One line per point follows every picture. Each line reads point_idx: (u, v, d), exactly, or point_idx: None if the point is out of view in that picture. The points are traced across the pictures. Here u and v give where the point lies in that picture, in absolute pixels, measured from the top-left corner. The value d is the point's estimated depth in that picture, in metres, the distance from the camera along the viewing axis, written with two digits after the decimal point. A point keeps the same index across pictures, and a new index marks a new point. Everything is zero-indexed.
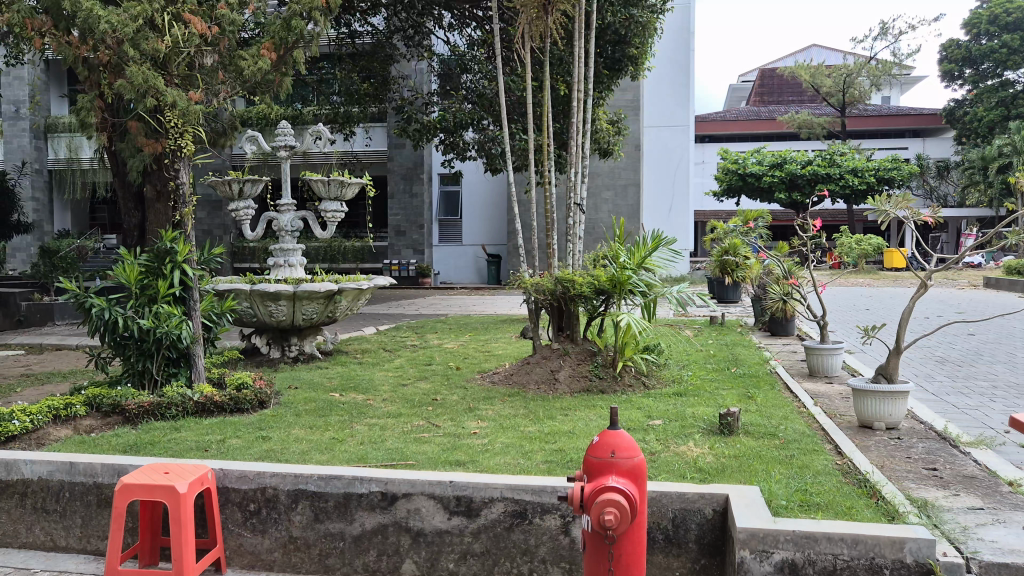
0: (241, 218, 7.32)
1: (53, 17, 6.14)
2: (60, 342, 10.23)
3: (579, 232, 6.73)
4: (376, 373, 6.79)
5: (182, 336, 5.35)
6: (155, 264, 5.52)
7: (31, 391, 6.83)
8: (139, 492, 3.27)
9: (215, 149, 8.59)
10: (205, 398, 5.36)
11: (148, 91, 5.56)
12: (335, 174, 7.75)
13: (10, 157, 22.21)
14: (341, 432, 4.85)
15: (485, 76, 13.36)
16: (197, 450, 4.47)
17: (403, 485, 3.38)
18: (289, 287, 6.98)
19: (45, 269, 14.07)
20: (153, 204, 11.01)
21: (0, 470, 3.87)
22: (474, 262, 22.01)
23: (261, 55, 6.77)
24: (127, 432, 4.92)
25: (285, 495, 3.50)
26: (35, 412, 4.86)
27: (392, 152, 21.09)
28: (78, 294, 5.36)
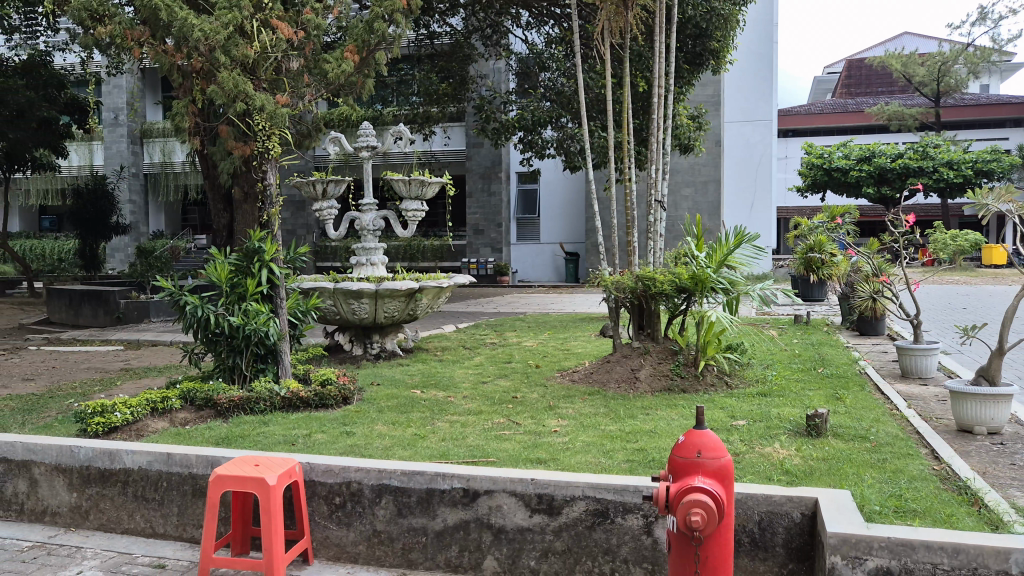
0: (324, 218, 7.48)
1: (150, 27, 6.34)
2: (155, 338, 10.66)
3: (660, 229, 6.64)
4: (456, 370, 6.86)
5: (269, 333, 5.51)
6: (244, 263, 5.71)
7: (129, 386, 7.13)
8: (231, 483, 3.38)
9: (301, 150, 8.83)
10: (291, 394, 5.50)
11: (238, 96, 5.75)
12: (416, 174, 7.84)
13: (110, 162, 23.27)
14: (423, 429, 4.91)
15: (564, 74, 13.45)
16: (286, 444, 4.60)
17: (484, 483, 3.41)
18: (371, 285, 7.10)
19: (142, 269, 14.67)
20: (240, 205, 11.49)
21: (104, 459, 4.06)
22: (552, 261, 22.01)
23: (344, 58, 6.95)
24: (219, 425, 5.10)
25: (369, 490, 3.57)
26: (135, 404, 5.10)
27: (470, 151, 21.30)
28: (173, 293, 5.59)
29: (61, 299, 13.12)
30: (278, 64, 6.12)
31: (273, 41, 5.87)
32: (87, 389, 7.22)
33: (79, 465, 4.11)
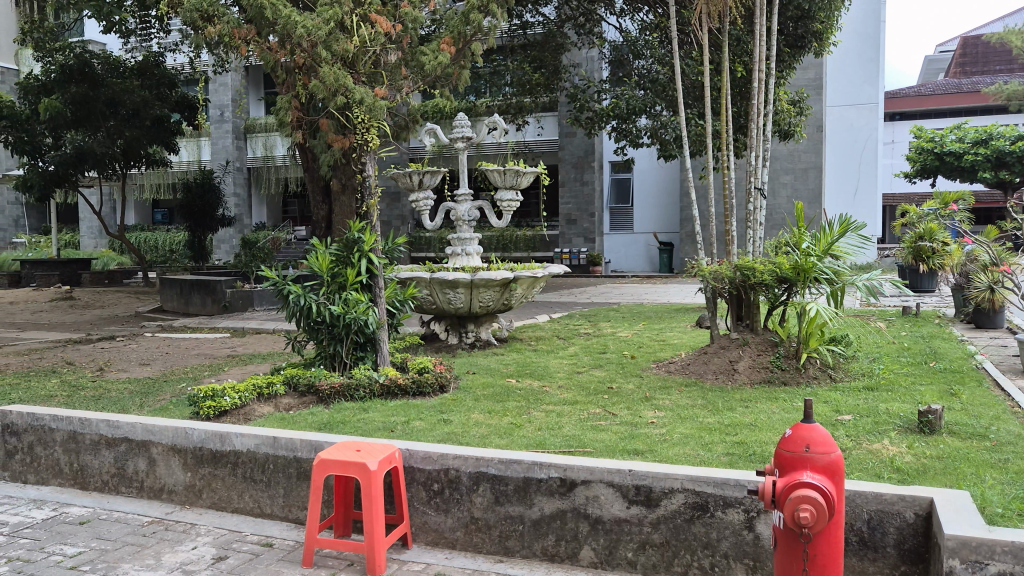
0: (420, 209, 7.59)
1: (255, 26, 6.54)
2: (259, 326, 11.07)
3: (759, 218, 6.46)
4: (551, 360, 6.87)
5: (369, 322, 5.64)
6: (345, 253, 5.87)
7: (236, 372, 7.45)
8: (335, 467, 3.48)
9: (398, 142, 9.02)
10: (389, 381, 5.62)
11: (339, 90, 5.88)
12: (511, 164, 7.86)
13: (216, 157, 24.24)
14: (519, 418, 4.94)
15: (658, 61, 13.29)
16: (385, 431, 4.70)
17: (581, 473, 3.39)
18: (466, 275, 7.18)
19: (246, 259, 15.25)
20: (339, 197, 11.84)
21: (215, 442, 4.25)
22: (645, 251, 21.73)
23: (441, 49, 7.02)
24: (321, 411, 5.25)
25: (468, 477, 3.61)
26: (242, 389, 5.31)
27: (563, 141, 21.30)
28: (277, 283, 5.79)
29: (173, 288, 13.81)
30: (377, 58, 6.22)
31: (372, 35, 5.96)
32: (198, 374, 7.59)
33: (193, 446, 4.31)
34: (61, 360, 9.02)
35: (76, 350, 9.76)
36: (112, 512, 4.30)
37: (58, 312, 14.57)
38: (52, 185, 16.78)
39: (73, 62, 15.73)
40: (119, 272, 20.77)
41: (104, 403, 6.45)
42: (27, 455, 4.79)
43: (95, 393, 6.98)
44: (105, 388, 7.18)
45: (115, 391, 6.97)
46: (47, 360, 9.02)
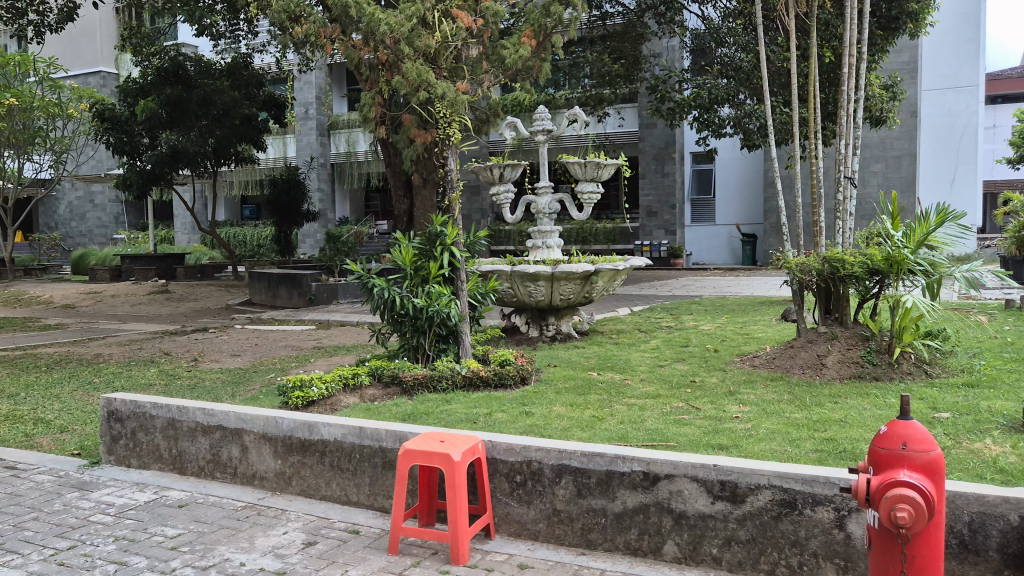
0: (501, 202, 7.61)
1: (340, 24, 6.68)
2: (344, 319, 11.31)
3: (849, 208, 6.26)
4: (633, 354, 6.80)
5: (451, 315, 5.69)
6: (427, 247, 5.96)
7: (322, 363, 7.64)
8: (419, 457, 3.55)
9: (479, 135, 9.09)
10: (471, 373, 5.67)
11: (421, 86, 5.94)
12: (591, 156, 7.82)
13: (301, 153, 24.90)
14: (601, 411, 4.92)
15: (741, 48, 13.06)
16: (468, 422, 4.76)
17: (666, 467, 3.36)
18: (547, 268, 7.19)
19: (331, 253, 15.61)
20: (420, 192, 12.01)
21: (303, 431, 4.38)
22: (728, 243, 21.32)
23: (521, 43, 7.03)
24: (405, 402, 5.34)
25: (550, 469, 3.62)
26: (329, 380, 5.44)
27: (643, 132, 21.11)
28: (362, 276, 5.92)
29: (261, 281, 14.24)
30: (458, 53, 6.26)
31: (454, 30, 6.00)
32: (286, 364, 7.82)
33: (283, 435, 4.45)
34: (158, 351, 9.42)
35: (172, 341, 10.20)
36: (208, 496, 4.48)
37: (155, 305, 15.21)
38: (149, 183, 17.25)
39: (167, 64, 16.53)
40: (210, 266, 21.55)
41: (199, 391, 6.73)
42: (129, 440, 5.03)
43: (190, 382, 7.27)
44: (199, 377, 7.48)
45: (209, 381, 7.26)
46: (146, 351, 9.44)
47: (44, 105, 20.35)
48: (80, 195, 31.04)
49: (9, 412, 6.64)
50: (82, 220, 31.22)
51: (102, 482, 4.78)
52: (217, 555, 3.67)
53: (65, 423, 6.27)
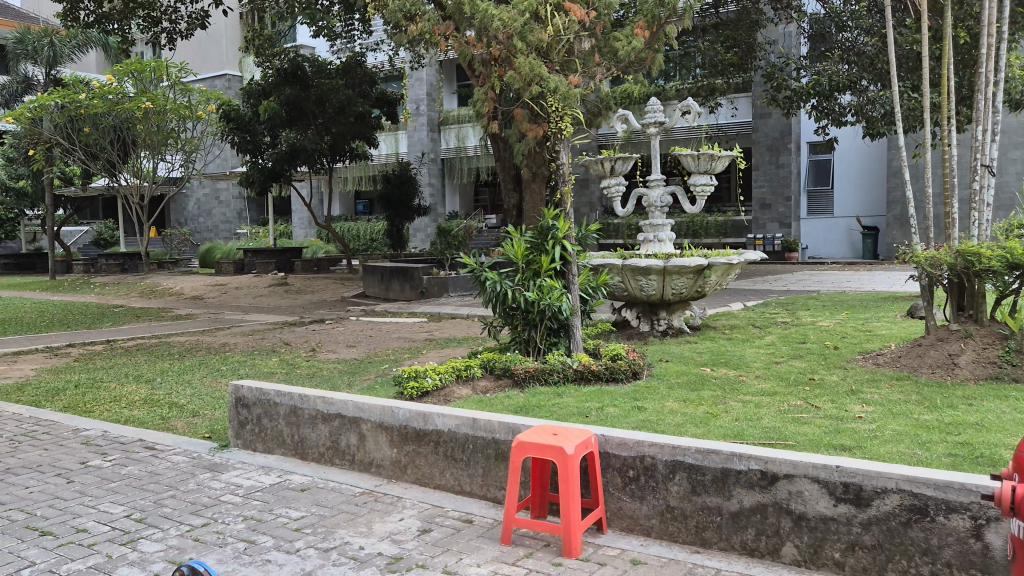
0: (612, 196, 7.56)
1: (454, 21, 6.80)
2: (454, 311, 11.52)
3: (985, 198, 5.90)
4: (748, 350, 6.63)
5: (563, 308, 5.71)
6: (539, 241, 5.99)
7: (434, 355, 7.80)
8: (533, 449, 3.58)
9: (591, 129, 9.10)
10: (583, 366, 5.67)
11: (534, 80, 5.97)
12: (706, 148, 7.66)
13: (413, 149, 25.47)
14: (716, 407, 4.83)
15: (865, 31, 12.55)
16: (580, 415, 4.75)
17: (785, 466, 3.26)
18: (659, 261, 7.12)
19: (442, 247, 15.83)
20: (529, 185, 12.09)
21: (419, 421, 4.48)
22: (847, 236, 20.47)
23: (635, 34, 6.96)
24: (516, 394, 5.38)
25: (664, 465, 3.58)
26: (443, 371, 5.54)
27: (757, 123, 20.68)
28: (475, 269, 6.03)
29: (374, 275, 14.65)
30: (570, 46, 6.25)
31: (566, 24, 5.99)
32: (399, 356, 8.03)
33: (399, 424, 4.57)
34: (279, 341, 9.85)
35: (292, 331, 10.64)
36: (328, 481, 4.65)
37: (275, 297, 15.90)
38: (269, 181, 17.94)
39: (286, 65, 17.29)
40: (327, 260, 22.35)
41: (318, 381, 7.00)
42: (255, 425, 5.28)
43: (309, 371, 7.58)
44: (318, 367, 7.78)
45: (327, 370, 7.54)
46: (268, 341, 9.89)
47: (176, 107, 21.59)
48: (207, 192, 32.81)
49: (148, 396, 7.10)
50: (209, 216, 33.03)
51: (231, 464, 5.04)
52: (338, 538, 3.81)
53: (197, 408, 6.64)
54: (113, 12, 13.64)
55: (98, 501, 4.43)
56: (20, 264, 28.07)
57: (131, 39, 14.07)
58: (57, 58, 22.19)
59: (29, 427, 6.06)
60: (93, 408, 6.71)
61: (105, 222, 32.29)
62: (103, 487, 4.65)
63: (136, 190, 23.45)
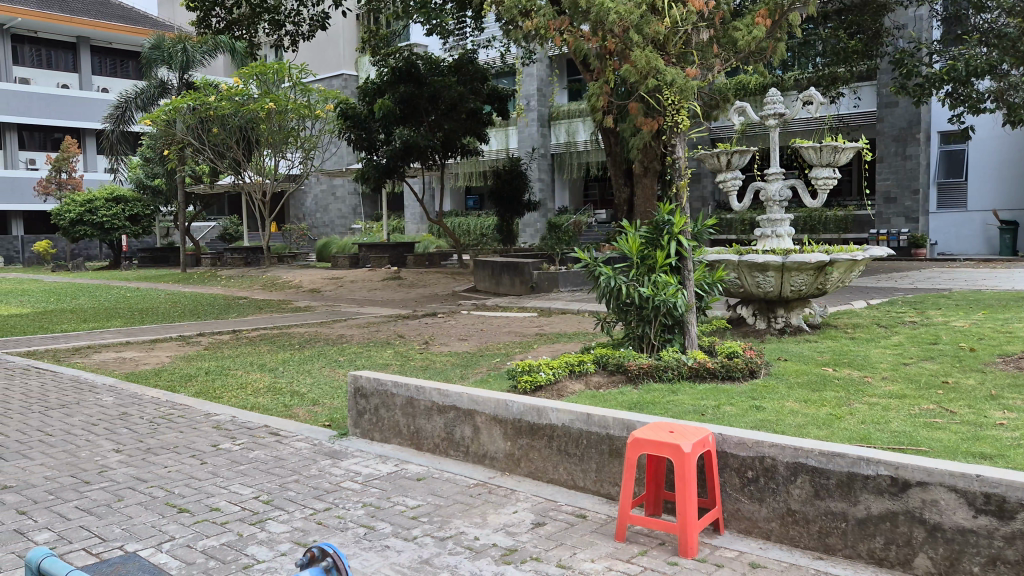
0: (728, 190, 7.36)
1: (569, 15, 6.83)
2: (565, 307, 11.53)
3: None
4: (874, 350, 6.35)
5: (678, 304, 5.63)
6: (654, 236, 5.94)
7: (546, 349, 7.83)
8: (649, 446, 3.55)
9: (708, 121, 8.93)
10: (698, 364, 5.56)
11: (650, 73, 5.92)
12: (829, 140, 7.37)
13: (523, 144, 25.65)
14: (840, 409, 4.65)
15: (1006, 12, 11.80)
16: (696, 414, 4.67)
17: (917, 473, 3.11)
18: (777, 258, 6.92)
19: (553, 243, 15.87)
20: (641, 180, 11.96)
21: (532, 415, 4.51)
22: (982, 231, 19.33)
23: (755, 23, 6.80)
24: (630, 391, 5.34)
25: (785, 467, 3.48)
26: (556, 366, 5.57)
27: (882, 113, 19.83)
28: (589, 264, 6.03)
29: (486, 269, 14.84)
30: (687, 38, 6.15)
31: (684, 14, 5.89)
32: (510, 350, 8.11)
33: (513, 418, 4.61)
34: (394, 333, 10.12)
35: (407, 324, 10.90)
36: (443, 472, 4.74)
37: (389, 290, 16.32)
38: (384, 177, 18.32)
39: (401, 64, 17.75)
40: (438, 255, 22.79)
41: (432, 373, 7.15)
42: (373, 415, 5.43)
43: (423, 363, 7.75)
44: (431, 360, 7.94)
45: (440, 363, 7.70)
46: (384, 333, 10.16)
47: (297, 107, 22.46)
48: (324, 188, 33.98)
49: (272, 384, 7.44)
50: (325, 212, 34.23)
51: (350, 452, 5.21)
52: (454, 528, 3.88)
53: (317, 397, 6.90)
54: (241, 18, 14.33)
55: (229, 482, 4.67)
56: (153, 258, 29.89)
57: (257, 43, 14.73)
58: (190, 62, 23.54)
59: (165, 410, 6.45)
60: (222, 394, 7.08)
61: (231, 218, 33.96)
62: (234, 470, 4.89)
63: (259, 187, 24.51)
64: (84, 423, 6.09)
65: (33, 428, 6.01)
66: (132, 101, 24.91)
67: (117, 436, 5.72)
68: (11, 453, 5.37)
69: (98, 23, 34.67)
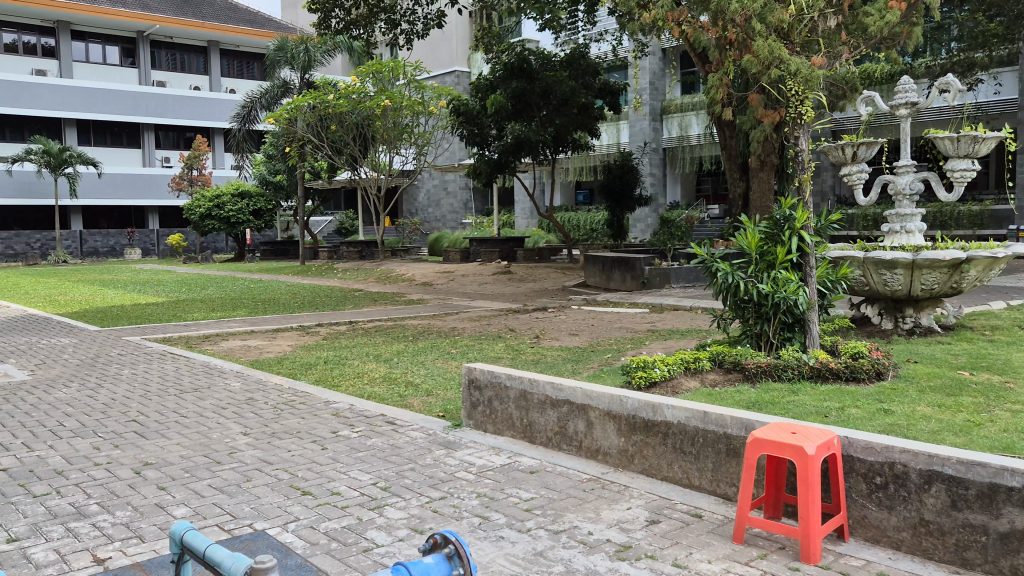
0: (853, 184, 7.07)
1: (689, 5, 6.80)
2: (677, 303, 11.34)
3: None
4: (1015, 353, 5.97)
5: (799, 302, 5.45)
6: (774, 231, 5.77)
7: (658, 346, 7.75)
8: (769, 447, 3.45)
9: (833, 112, 8.65)
10: (820, 364, 5.35)
11: (774, 63, 5.79)
12: (967, 130, 6.96)
13: (635, 138, 25.41)
14: (978, 415, 4.38)
15: None
16: (819, 415, 4.50)
17: None
18: (907, 254, 6.60)
19: (665, 238, 15.70)
20: (757, 174, 11.57)
21: (647, 411, 4.45)
22: None
23: (889, 8, 6.52)
24: (748, 389, 5.20)
25: (918, 474, 3.31)
26: (671, 363, 5.50)
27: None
28: (706, 260, 5.91)
29: (596, 265, 14.75)
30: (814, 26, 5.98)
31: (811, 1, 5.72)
32: (622, 345, 8.05)
33: (627, 414, 4.57)
34: (505, 327, 10.22)
35: (517, 318, 10.99)
36: (556, 466, 4.75)
37: (499, 284, 16.49)
38: (495, 171, 18.58)
39: (514, 60, 17.94)
40: (548, 250, 22.82)
41: (544, 367, 7.18)
42: (487, 407, 5.50)
43: (534, 357, 7.80)
44: (541, 353, 7.98)
45: (551, 357, 7.73)
46: (495, 326, 10.27)
47: (411, 104, 23.00)
48: (436, 183, 34.55)
49: (387, 373, 7.66)
50: (437, 206, 34.89)
51: (464, 443, 5.29)
52: (568, 522, 3.88)
53: (431, 387, 7.04)
54: (358, 18, 14.76)
55: (349, 468, 4.82)
56: (275, 251, 31.23)
57: (374, 42, 15.13)
58: (312, 62, 24.47)
59: (289, 396, 6.74)
60: (340, 383, 7.34)
61: (347, 213, 35.12)
62: (353, 456, 5.06)
63: (374, 183, 25.11)
64: (215, 406, 6.44)
65: (170, 409, 6.39)
66: (257, 101, 26.00)
67: (244, 420, 6.01)
68: (150, 432, 5.72)
69: (226, 27, 36.40)
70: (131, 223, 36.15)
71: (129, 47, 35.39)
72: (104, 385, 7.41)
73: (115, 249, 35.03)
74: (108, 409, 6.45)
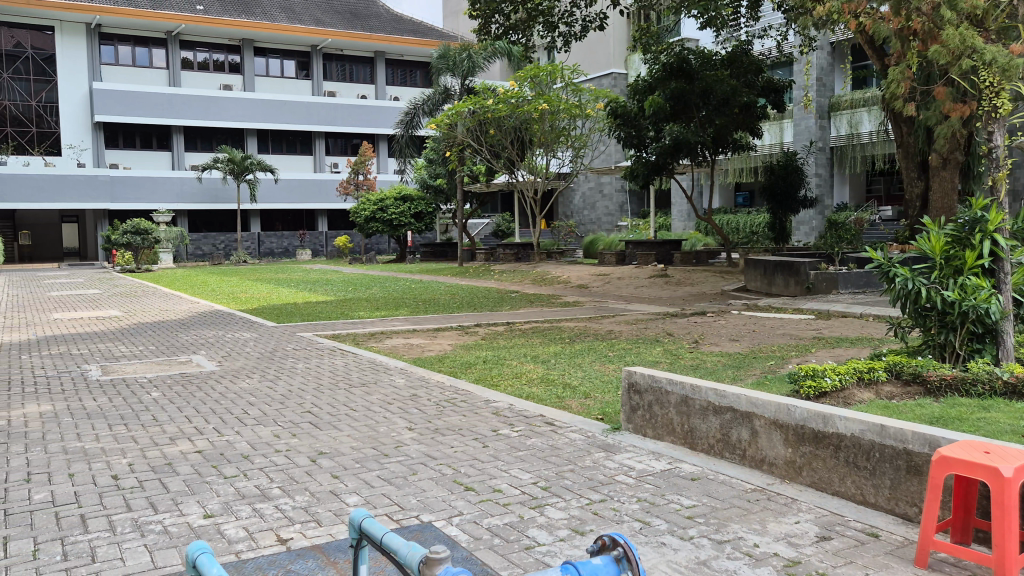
0: None
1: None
2: (846, 308, 10.78)
3: None
4: None
5: (992, 310, 5.02)
6: (961, 234, 5.38)
7: (826, 354, 7.38)
8: (958, 467, 3.21)
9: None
10: (1015, 379, 4.90)
11: (966, 53, 5.44)
12: None
13: (799, 138, 24.45)
14: None
15: None
16: (1015, 434, 4.14)
17: None
18: None
19: (832, 241, 14.95)
20: (938, 172, 10.83)
21: (818, 421, 4.25)
22: None
23: None
24: (930, 403, 4.87)
25: None
26: (844, 372, 5.21)
27: None
28: (883, 264, 5.56)
29: (757, 268, 14.23)
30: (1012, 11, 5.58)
31: None
32: (785, 352, 7.74)
33: (795, 423, 4.38)
34: (663, 330, 10.06)
35: (675, 322, 10.80)
36: (718, 474, 4.64)
37: (656, 288, 16.23)
38: (652, 173, 18.43)
39: (673, 61, 17.63)
40: (705, 253, 22.30)
41: (704, 372, 7.03)
42: (646, 411, 5.43)
43: (693, 362, 7.63)
44: (701, 359, 7.79)
45: (710, 362, 7.54)
46: (653, 330, 10.12)
47: (568, 107, 23.14)
48: (592, 185, 34.58)
49: (544, 374, 7.74)
50: (592, 209, 34.87)
51: (624, 446, 5.27)
52: (732, 532, 3.78)
53: (588, 389, 7.05)
54: (518, 23, 14.93)
55: (509, 466, 4.90)
56: (435, 252, 32.27)
57: (533, 46, 15.27)
58: (474, 68, 25.10)
59: (451, 394, 6.94)
60: (500, 382, 7.50)
61: (503, 216, 35.76)
62: (513, 455, 5.14)
63: (531, 185, 25.40)
64: (381, 402, 6.72)
65: (339, 403, 6.72)
66: (420, 108, 26.94)
67: (409, 415, 6.25)
68: (323, 423, 6.05)
69: (392, 38, 38.08)
70: (303, 224, 38.68)
71: (304, 60, 37.72)
72: (281, 377, 7.92)
73: (288, 249, 37.15)
74: (286, 400, 6.89)
